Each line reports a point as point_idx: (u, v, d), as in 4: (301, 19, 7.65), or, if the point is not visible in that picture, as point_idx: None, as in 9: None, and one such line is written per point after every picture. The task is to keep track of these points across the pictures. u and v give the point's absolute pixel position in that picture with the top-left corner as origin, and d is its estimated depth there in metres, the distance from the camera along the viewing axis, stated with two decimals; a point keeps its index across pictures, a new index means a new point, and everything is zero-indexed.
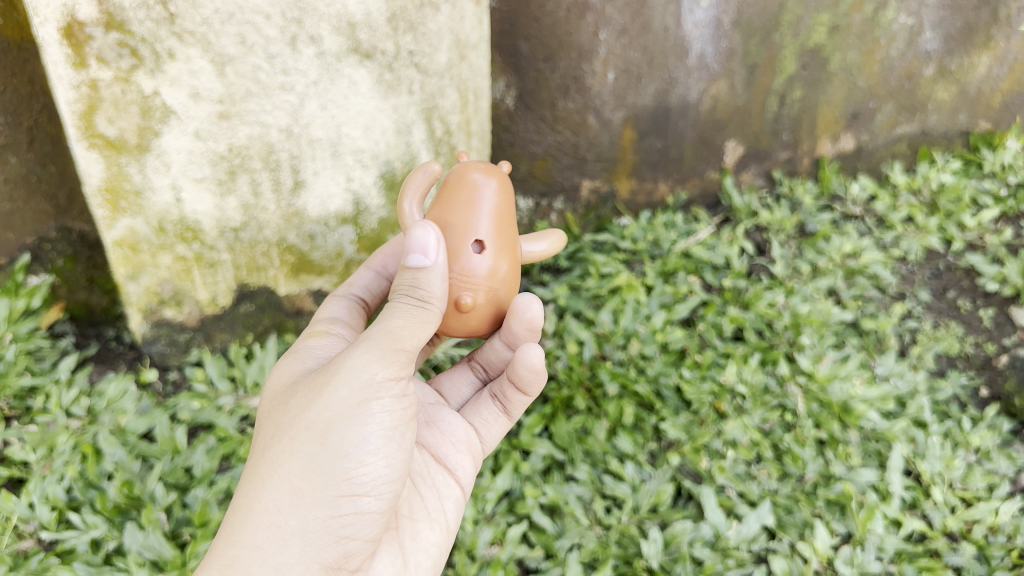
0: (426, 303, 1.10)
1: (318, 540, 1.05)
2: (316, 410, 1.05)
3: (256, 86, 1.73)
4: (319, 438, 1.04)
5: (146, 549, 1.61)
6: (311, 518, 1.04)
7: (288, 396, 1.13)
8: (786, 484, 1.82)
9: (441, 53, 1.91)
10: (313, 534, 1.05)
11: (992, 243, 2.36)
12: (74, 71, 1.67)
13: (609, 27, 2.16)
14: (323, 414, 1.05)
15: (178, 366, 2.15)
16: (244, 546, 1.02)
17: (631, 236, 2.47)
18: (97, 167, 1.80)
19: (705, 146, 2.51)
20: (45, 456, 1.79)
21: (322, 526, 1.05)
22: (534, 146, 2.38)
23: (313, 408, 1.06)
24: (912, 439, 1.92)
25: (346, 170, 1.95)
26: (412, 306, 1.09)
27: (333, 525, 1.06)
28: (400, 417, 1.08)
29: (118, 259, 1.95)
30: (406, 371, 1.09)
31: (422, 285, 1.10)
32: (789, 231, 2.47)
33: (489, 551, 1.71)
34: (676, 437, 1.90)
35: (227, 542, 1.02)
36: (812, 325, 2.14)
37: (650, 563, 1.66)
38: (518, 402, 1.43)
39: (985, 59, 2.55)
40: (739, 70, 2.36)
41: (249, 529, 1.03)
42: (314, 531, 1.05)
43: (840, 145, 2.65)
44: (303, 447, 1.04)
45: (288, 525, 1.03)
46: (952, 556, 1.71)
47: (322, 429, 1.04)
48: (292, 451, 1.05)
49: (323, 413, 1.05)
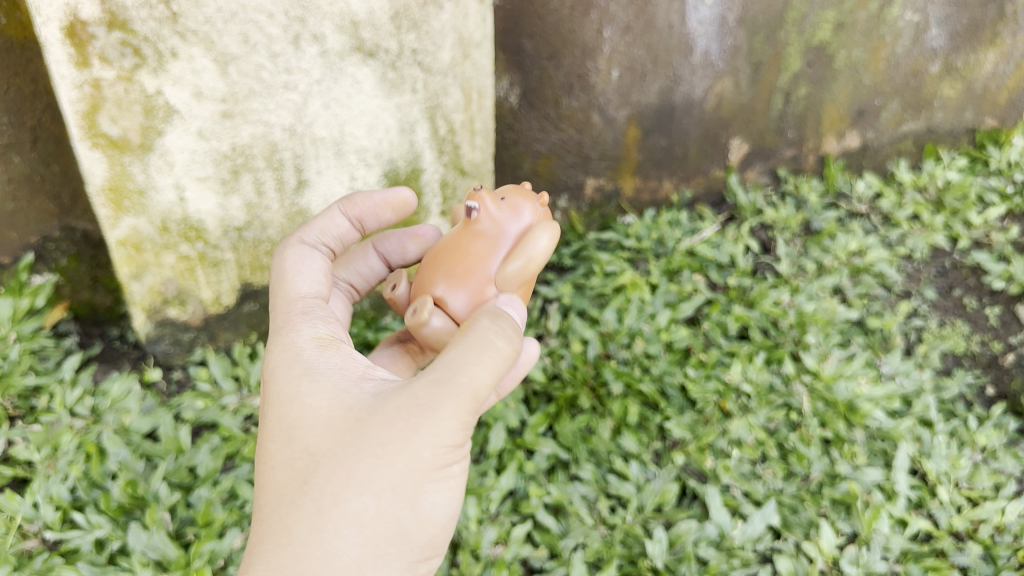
0: (513, 357, 1.06)
1: None
2: (399, 465, 0.96)
3: (259, 85, 1.73)
4: (409, 499, 0.98)
5: (150, 549, 1.62)
6: None
7: (341, 439, 0.99)
8: (791, 484, 1.81)
9: (444, 52, 1.90)
10: None
11: (998, 241, 2.35)
12: (78, 70, 1.66)
13: (614, 24, 2.15)
14: (412, 476, 0.97)
15: (182, 366, 2.15)
16: None
17: (635, 234, 2.46)
18: (101, 166, 1.79)
19: (709, 143, 2.50)
20: (50, 456, 1.79)
21: None
22: (537, 145, 2.37)
23: (395, 463, 0.96)
24: (918, 438, 1.91)
25: (349, 168, 1.94)
26: (490, 347, 1.03)
27: None
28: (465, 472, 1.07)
29: (122, 258, 1.94)
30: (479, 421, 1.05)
31: None
32: (794, 229, 2.46)
33: (493, 551, 1.71)
34: (680, 437, 1.90)
35: None
36: (817, 323, 2.13)
37: (654, 563, 1.66)
38: None
39: (991, 56, 2.54)
40: (744, 68, 2.35)
41: None
42: None
43: (845, 143, 2.64)
44: (391, 507, 0.97)
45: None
46: (958, 556, 1.70)
47: (411, 488, 0.97)
48: (376, 511, 0.96)
49: (409, 471, 0.97)
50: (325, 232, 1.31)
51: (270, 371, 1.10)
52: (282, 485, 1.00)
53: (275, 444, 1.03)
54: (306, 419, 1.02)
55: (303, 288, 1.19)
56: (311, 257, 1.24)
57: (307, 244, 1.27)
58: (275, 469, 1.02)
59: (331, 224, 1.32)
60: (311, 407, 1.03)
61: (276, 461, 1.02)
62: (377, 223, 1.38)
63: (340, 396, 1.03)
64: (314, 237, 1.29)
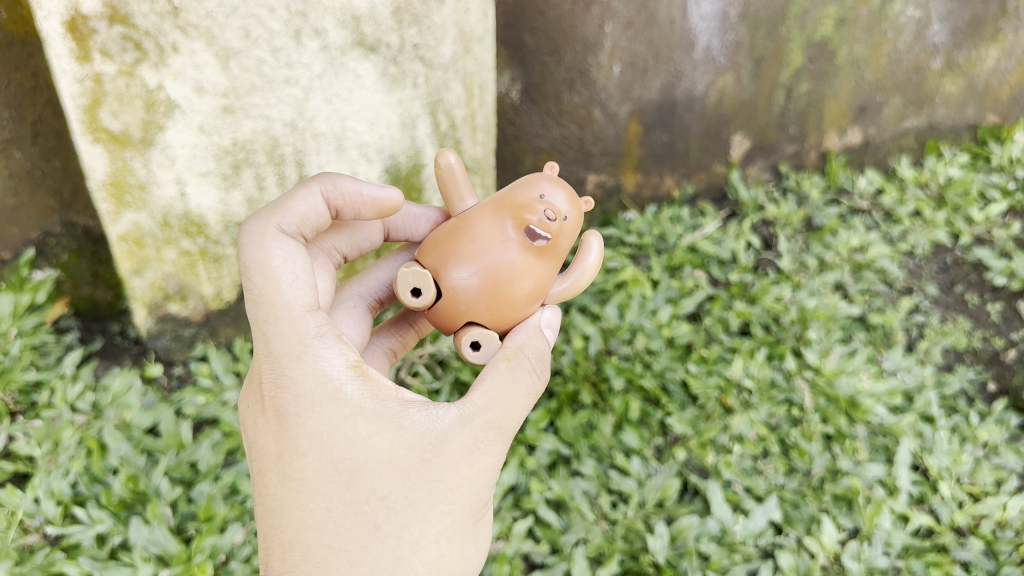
0: (538, 386, 1.13)
1: None
2: (467, 507, 0.99)
3: (260, 80, 1.73)
4: (474, 533, 1.02)
5: (152, 543, 1.62)
6: None
7: (412, 484, 0.96)
8: (793, 479, 1.81)
9: (445, 47, 1.89)
10: None
11: (1000, 237, 2.34)
12: (79, 64, 1.65)
13: (615, 20, 2.15)
14: (474, 513, 1.01)
15: (182, 361, 2.15)
16: None
17: (636, 230, 2.45)
18: (102, 161, 1.78)
19: (711, 139, 2.49)
20: (50, 451, 1.78)
21: None
22: (539, 140, 2.36)
23: (466, 503, 0.99)
24: (919, 433, 1.91)
25: (350, 164, 1.94)
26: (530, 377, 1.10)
27: None
28: None
29: (123, 253, 1.94)
30: None
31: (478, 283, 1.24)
32: (795, 225, 2.46)
33: (495, 546, 1.71)
34: (682, 432, 1.90)
35: None
36: (818, 319, 2.13)
37: (656, 558, 1.65)
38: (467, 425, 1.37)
39: (993, 52, 2.54)
40: (745, 63, 2.35)
41: None
42: None
43: (847, 139, 2.64)
44: (461, 547, 1.00)
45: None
46: (960, 551, 1.70)
47: (474, 525, 1.02)
48: (450, 553, 0.99)
49: (473, 509, 1.01)
50: (306, 221, 1.11)
51: (305, 404, 0.99)
52: (348, 532, 0.95)
53: (330, 488, 0.96)
54: (367, 463, 0.96)
55: (303, 299, 1.02)
56: (296, 253, 1.05)
57: (287, 234, 1.07)
58: (332, 514, 0.96)
59: (313, 213, 1.12)
60: (370, 450, 0.97)
61: (332, 506, 0.96)
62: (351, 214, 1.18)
63: (400, 435, 0.97)
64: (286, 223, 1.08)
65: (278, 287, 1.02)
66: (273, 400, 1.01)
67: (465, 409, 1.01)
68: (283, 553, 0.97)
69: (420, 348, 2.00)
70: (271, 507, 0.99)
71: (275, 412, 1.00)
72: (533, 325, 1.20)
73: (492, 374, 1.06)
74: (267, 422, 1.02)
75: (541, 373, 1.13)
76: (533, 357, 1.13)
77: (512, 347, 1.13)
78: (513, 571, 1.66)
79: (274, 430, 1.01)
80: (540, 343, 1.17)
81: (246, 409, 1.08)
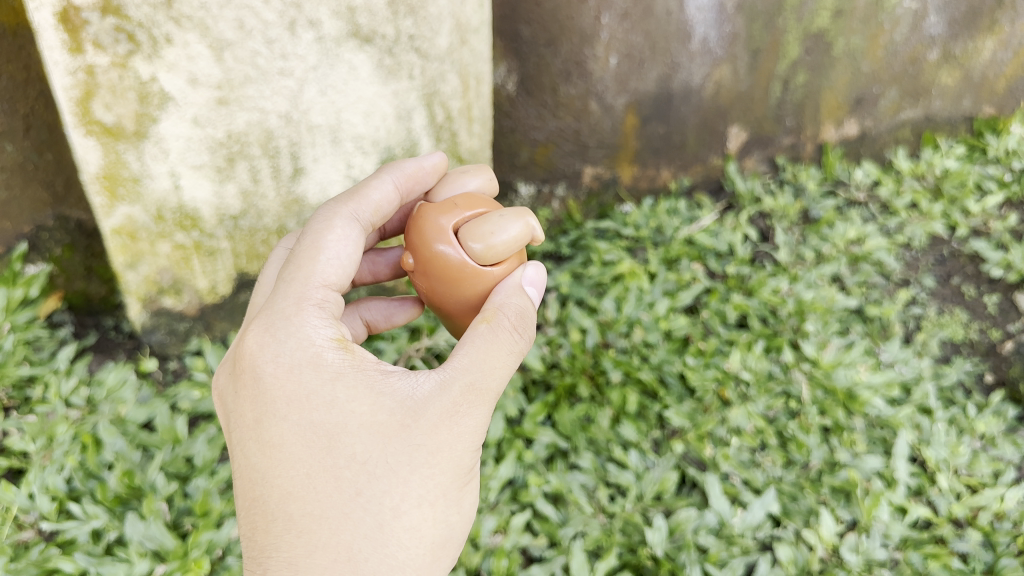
0: (521, 345, 1.13)
1: None
2: (450, 472, 1.01)
3: (255, 71, 1.71)
4: (455, 500, 1.04)
5: (148, 539, 1.60)
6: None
7: (391, 448, 0.98)
8: (791, 471, 1.81)
9: (441, 38, 1.87)
10: None
11: (996, 229, 2.36)
12: (71, 56, 1.64)
13: (612, 11, 2.14)
14: (458, 477, 1.02)
15: (177, 356, 2.13)
16: None
17: (633, 223, 2.45)
18: (95, 154, 1.77)
19: (708, 131, 2.49)
20: (45, 447, 1.77)
21: None
22: (535, 132, 2.35)
23: (447, 469, 1.01)
24: (917, 425, 1.91)
25: (345, 156, 1.93)
26: (511, 338, 1.10)
27: None
28: None
29: (116, 247, 1.92)
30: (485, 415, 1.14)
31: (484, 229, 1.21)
32: (792, 217, 2.46)
33: (493, 539, 1.70)
34: (679, 425, 1.89)
35: None
36: (816, 311, 2.13)
37: (655, 550, 1.65)
38: None
39: (989, 43, 2.53)
40: (742, 55, 2.34)
41: None
42: None
43: (843, 131, 2.64)
44: (444, 512, 1.02)
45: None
46: (958, 543, 1.70)
47: (457, 492, 1.03)
48: (432, 517, 1.01)
49: (455, 474, 1.02)
50: (379, 209, 1.22)
51: (286, 369, 1.01)
52: (329, 498, 0.97)
53: (309, 453, 0.99)
54: (348, 427, 0.98)
55: (329, 276, 1.10)
56: (355, 241, 1.15)
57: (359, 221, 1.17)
58: (313, 480, 0.98)
59: (385, 201, 1.23)
60: (350, 415, 0.99)
61: (312, 472, 0.98)
62: (420, 191, 1.31)
63: (381, 400, 1.00)
64: (361, 208, 1.19)
65: (317, 256, 1.11)
66: (252, 368, 1.03)
67: (445, 373, 1.02)
68: (263, 524, 0.99)
69: (416, 342, 1.98)
70: (253, 477, 1.01)
71: (254, 379, 1.03)
72: (513, 284, 1.20)
73: (473, 334, 1.07)
74: (245, 392, 1.04)
75: (523, 332, 1.13)
76: (514, 316, 1.12)
77: (493, 309, 1.13)
78: (511, 565, 1.65)
79: (252, 399, 1.03)
80: (521, 301, 1.17)
81: (228, 381, 1.11)
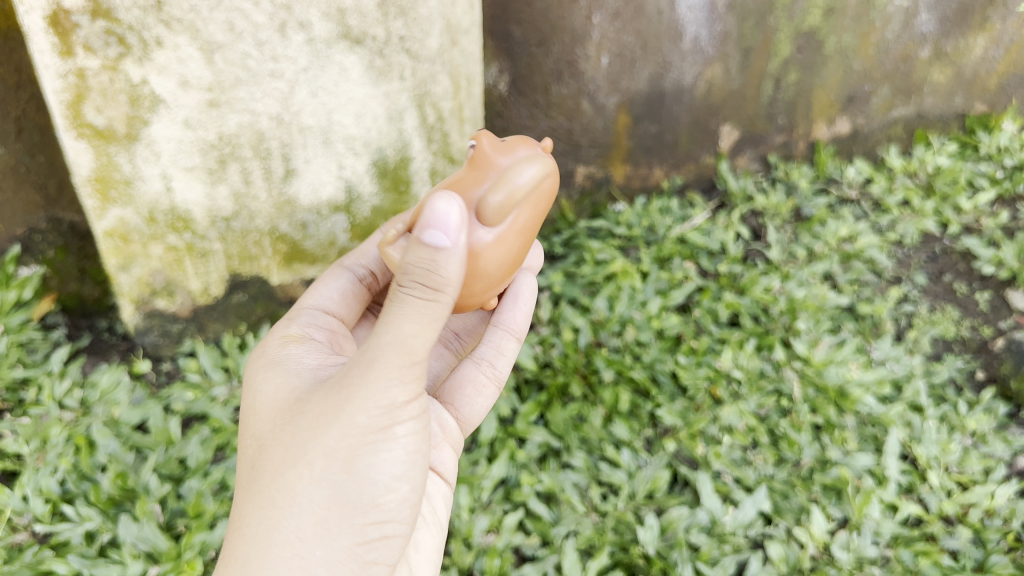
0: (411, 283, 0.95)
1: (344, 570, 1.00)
2: (331, 434, 0.96)
3: (246, 73, 1.71)
4: (345, 463, 0.97)
5: (141, 541, 1.61)
6: (338, 548, 0.99)
7: (284, 415, 1.01)
8: (782, 470, 1.82)
9: (432, 38, 1.88)
10: (341, 563, 0.99)
11: (988, 226, 2.36)
12: (62, 59, 1.65)
13: (603, 10, 2.15)
14: (343, 440, 0.96)
15: (171, 357, 2.14)
16: None
17: (626, 221, 2.45)
18: (86, 156, 1.78)
19: (700, 130, 2.49)
20: (39, 449, 1.78)
21: (349, 553, 1.00)
22: (527, 132, 2.36)
23: (330, 432, 0.96)
24: (908, 423, 1.92)
25: (337, 157, 1.93)
26: (417, 296, 0.95)
27: (360, 550, 1.02)
28: (422, 436, 1.05)
29: (109, 249, 1.93)
30: None
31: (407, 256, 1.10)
32: (784, 215, 2.46)
33: (486, 539, 1.70)
34: (671, 423, 1.90)
35: None
36: (807, 310, 2.13)
37: (646, 549, 1.65)
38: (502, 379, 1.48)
39: (981, 40, 2.54)
40: (734, 54, 2.34)
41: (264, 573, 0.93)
42: (341, 560, 0.99)
43: (836, 129, 2.64)
44: (327, 473, 0.97)
45: (313, 558, 0.97)
46: (949, 540, 1.71)
47: (346, 455, 0.97)
48: (312, 478, 0.96)
49: (341, 437, 0.96)
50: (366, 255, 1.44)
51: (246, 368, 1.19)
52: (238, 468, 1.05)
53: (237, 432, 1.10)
54: (256, 406, 1.07)
55: (312, 301, 1.33)
56: (342, 280, 1.39)
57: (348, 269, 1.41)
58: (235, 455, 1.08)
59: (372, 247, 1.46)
60: (263, 395, 1.08)
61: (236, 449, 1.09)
62: None
63: (291, 380, 1.08)
64: (359, 261, 1.43)
65: (310, 292, 1.36)
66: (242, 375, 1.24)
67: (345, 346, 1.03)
68: None
69: None
70: None
71: None
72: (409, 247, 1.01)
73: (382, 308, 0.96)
74: None
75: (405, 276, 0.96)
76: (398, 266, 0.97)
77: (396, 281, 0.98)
78: (504, 564, 1.66)
79: None
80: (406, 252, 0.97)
81: None
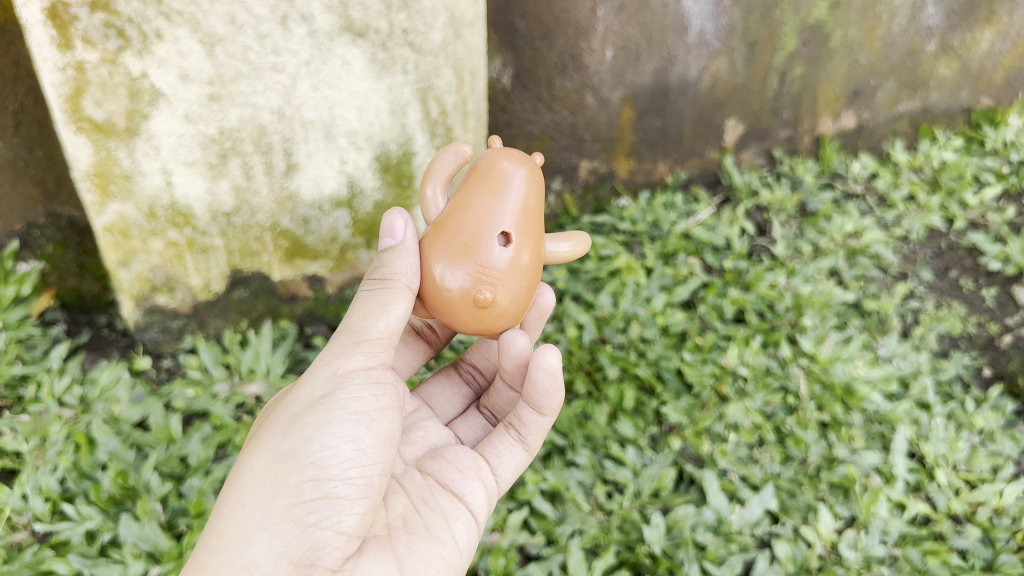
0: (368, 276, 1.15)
1: (284, 532, 0.99)
2: (289, 408, 1.08)
3: (246, 66, 1.69)
4: (283, 430, 1.05)
5: (142, 540, 1.59)
6: (275, 507, 1.00)
7: (262, 417, 1.18)
8: (789, 467, 1.80)
9: (435, 32, 1.85)
10: (278, 524, 0.99)
11: (994, 221, 2.34)
12: (60, 52, 1.62)
13: (607, 3, 2.13)
14: (292, 409, 1.07)
15: (171, 354, 2.12)
16: (212, 548, 0.99)
17: (630, 217, 2.43)
18: (85, 151, 1.75)
19: (704, 124, 2.47)
20: (39, 446, 1.76)
21: (286, 515, 1.00)
22: (530, 127, 2.34)
23: (280, 411, 1.10)
24: (916, 420, 1.90)
25: (339, 152, 1.90)
26: (375, 290, 1.12)
27: (299, 512, 1.00)
28: (371, 403, 1.06)
29: (108, 245, 1.91)
30: (378, 363, 1.10)
31: (387, 261, 1.14)
32: (789, 210, 2.44)
33: (490, 538, 1.68)
34: (677, 421, 1.88)
35: (201, 544, 1.01)
36: (813, 306, 2.12)
37: (652, 549, 1.63)
38: (535, 425, 1.28)
39: (987, 34, 2.53)
40: (739, 47, 2.32)
41: (219, 529, 1.01)
42: (279, 521, 0.99)
43: (841, 123, 2.62)
44: (274, 439, 1.05)
45: (252, 519, 1.00)
46: (957, 539, 1.69)
47: (291, 420, 1.05)
48: (263, 445, 1.05)
49: (295, 409, 1.07)
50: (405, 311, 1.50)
51: None
52: None
53: None
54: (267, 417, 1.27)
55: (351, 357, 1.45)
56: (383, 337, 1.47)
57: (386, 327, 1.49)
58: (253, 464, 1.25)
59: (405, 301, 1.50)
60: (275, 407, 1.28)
61: None
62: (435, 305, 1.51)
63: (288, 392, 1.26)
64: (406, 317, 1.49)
65: None
66: None
67: None
68: None
69: None
70: None
71: None
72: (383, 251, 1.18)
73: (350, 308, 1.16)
74: None
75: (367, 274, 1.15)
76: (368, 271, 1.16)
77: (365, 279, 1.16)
78: (508, 563, 1.63)
79: None
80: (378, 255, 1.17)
81: None
